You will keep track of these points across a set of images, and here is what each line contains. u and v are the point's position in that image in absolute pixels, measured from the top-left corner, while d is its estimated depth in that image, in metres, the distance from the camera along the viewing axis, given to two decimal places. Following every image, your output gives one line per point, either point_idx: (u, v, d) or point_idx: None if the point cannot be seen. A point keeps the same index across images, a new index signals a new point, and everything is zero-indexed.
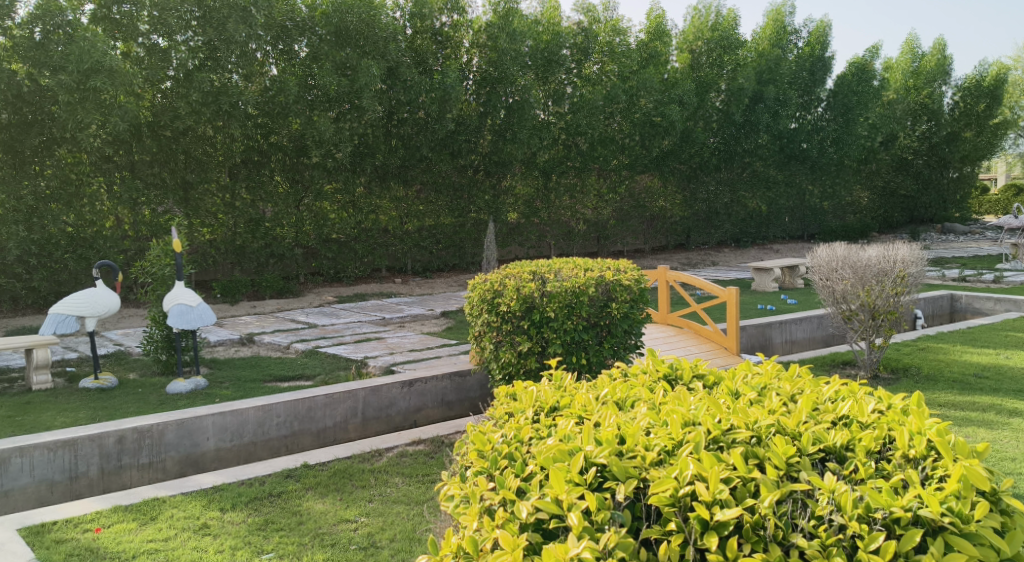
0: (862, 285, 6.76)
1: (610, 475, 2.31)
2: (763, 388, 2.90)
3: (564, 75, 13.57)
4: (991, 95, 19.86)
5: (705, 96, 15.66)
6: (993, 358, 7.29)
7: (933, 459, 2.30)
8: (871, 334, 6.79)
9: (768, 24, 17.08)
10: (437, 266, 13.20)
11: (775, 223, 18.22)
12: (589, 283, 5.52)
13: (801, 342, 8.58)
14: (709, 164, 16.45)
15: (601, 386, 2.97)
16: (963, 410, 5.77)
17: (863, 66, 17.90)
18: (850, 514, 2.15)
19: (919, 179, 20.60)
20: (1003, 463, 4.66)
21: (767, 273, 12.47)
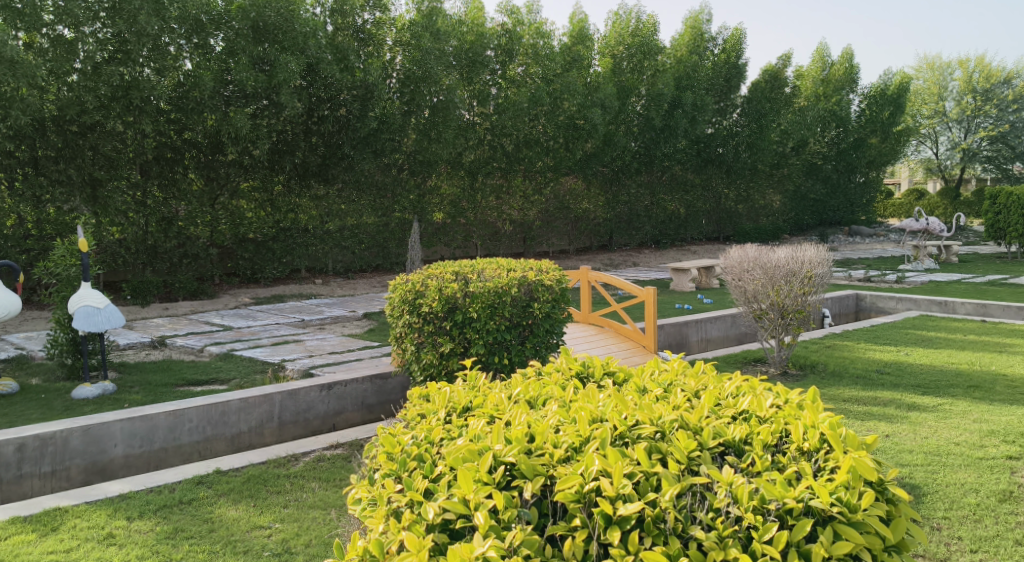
0: (773, 285, 7.00)
1: (518, 473, 2.34)
2: (669, 384, 2.98)
3: (489, 76, 13.66)
4: (894, 103, 21.26)
5: (626, 101, 15.97)
6: (894, 355, 7.65)
7: (825, 451, 2.40)
8: (780, 332, 7.06)
9: (686, 31, 17.48)
10: (359, 267, 13.06)
11: (693, 225, 18.67)
12: (511, 283, 5.57)
13: (715, 340, 8.82)
14: (630, 168, 16.68)
15: (513, 385, 2.99)
16: (866, 406, 6.03)
17: (775, 73, 18.52)
18: (746, 506, 2.22)
19: (828, 184, 21.41)
20: (901, 456, 4.90)
21: (685, 273, 12.79)
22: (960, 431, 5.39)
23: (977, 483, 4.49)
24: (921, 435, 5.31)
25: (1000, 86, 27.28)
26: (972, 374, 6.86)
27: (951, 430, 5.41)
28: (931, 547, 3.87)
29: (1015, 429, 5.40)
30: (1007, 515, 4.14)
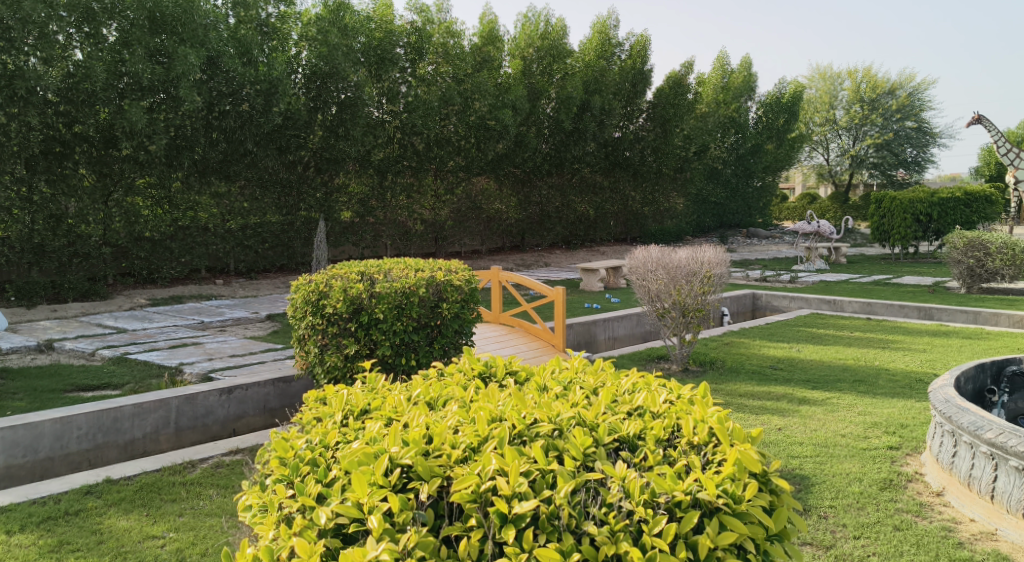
0: (674, 284, 7.20)
1: (415, 475, 2.34)
2: (569, 382, 3.03)
3: (398, 74, 13.53)
4: (789, 111, 22.00)
5: (536, 103, 16.08)
6: (787, 351, 8.00)
7: (713, 445, 2.49)
8: (681, 330, 7.25)
9: (594, 36, 17.81)
10: (263, 267, 12.76)
11: (601, 227, 19.02)
12: (419, 283, 5.54)
13: (622, 338, 9.02)
14: (541, 170, 16.86)
15: (413, 386, 2.98)
16: (760, 400, 6.28)
17: (678, 80, 18.74)
18: (637, 499, 2.29)
19: (728, 188, 22.20)
20: (791, 448, 5.12)
21: (593, 273, 13.02)
22: (846, 423, 5.67)
23: (860, 472, 4.74)
24: (810, 428, 5.57)
25: (884, 96, 28.68)
26: (857, 369, 7.23)
27: (838, 422, 5.68)
28: (817, 533, 4.06)
29: (896, 420, 5.71)
30: (887, 502, 4.38)
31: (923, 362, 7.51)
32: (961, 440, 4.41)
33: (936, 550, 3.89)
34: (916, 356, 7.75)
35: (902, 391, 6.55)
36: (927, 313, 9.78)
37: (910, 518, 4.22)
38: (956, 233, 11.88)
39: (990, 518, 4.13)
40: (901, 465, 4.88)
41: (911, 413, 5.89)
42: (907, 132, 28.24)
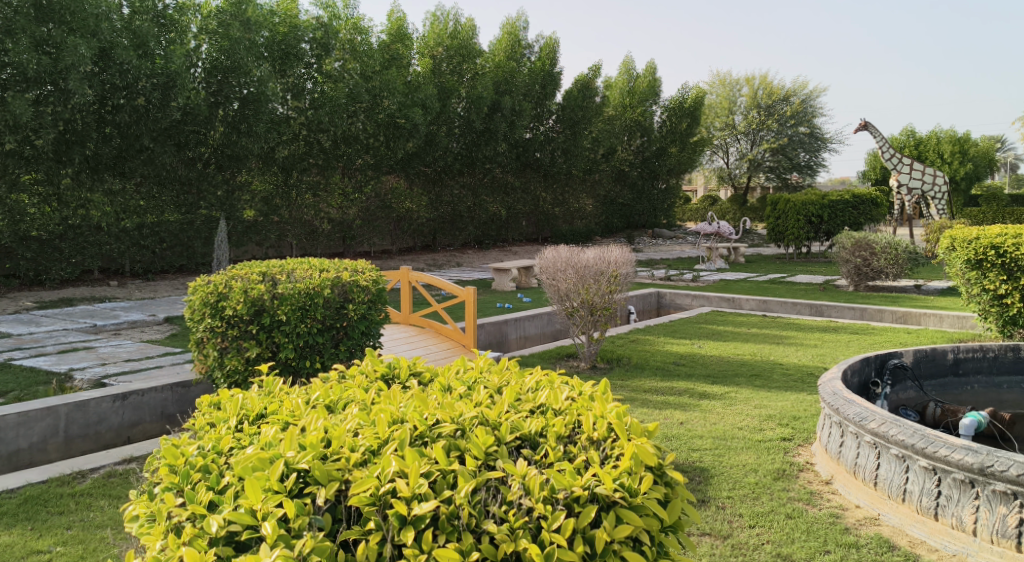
0: (583, 284, 7.31)
1: (312, 479, 2.31)
2: (473, 382, 3.04)
3: (304, 69, 13.26)
4: (692, 115, 22.50)
5: (447, 102, 16.04)
6: (689, 347, 8.24)
7: (612, 440, 2.55)
8: (589, 328, 7.37)
9: (503, 36, 17.90)
10: (160, 268, 12.30)
11: (511, 227, 19.12)
12: (324, 284, 5.45)
13: (533, 337, 9.10)
14: (452, 169, 16.82)
15: (312, 389, 2.94)
16: (664, 395, 6.44)
17: (586, 83, 19.11)
18: (536, 496, 2.32)
19: (634, 190, 22.69)
20: (692, 442, 5.28)
21: (505, 273, 13.07)
22: (744, 416, 5.89)
23: (756, 464, 4.92)
24: (710, 421, 5.76)
25: (780, 103, 29.83)
26: (754, 364, 7.52)
27: (736, 415, 5.89)
28: (715, 524, 4.19)
29: (789, 413, 5.96)
30: (780, 491, 4.56)
31: (814, 356, 7.87)
32: (848, 430, 4.63)
33: (825, 536, 4.07)
34: (808, 351, 8.11)
35: (795, 384, 6.83)
36: (819, 310, 10.25)
37: (801, 506, 4.40)
38: (845, 234, 12.51)
39: (873, 504, 4.33)
40: (794, 456, 5.09)
41: (803, 406, 6.16)
42: (800, 137, 29.48)
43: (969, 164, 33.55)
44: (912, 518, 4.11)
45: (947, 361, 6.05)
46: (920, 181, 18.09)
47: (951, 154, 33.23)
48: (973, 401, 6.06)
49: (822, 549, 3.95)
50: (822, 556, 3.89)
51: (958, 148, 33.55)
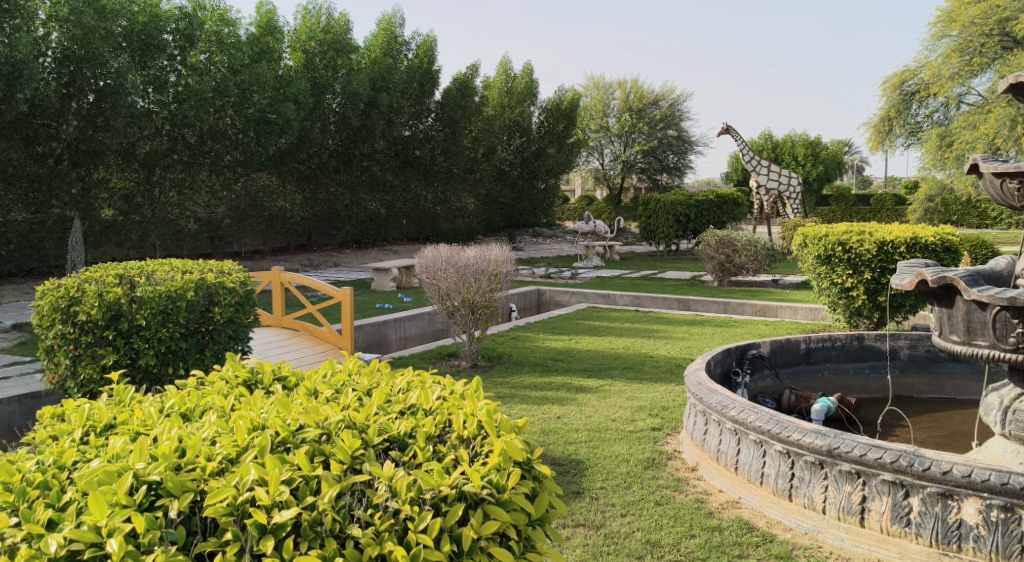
0: (464, 282, 7.30)
1: (164, 491, 2.23)
2: (341, 385, 2.99)
3: (166, 62, 12.69)
4: (568, 117, 23.02)
5: (320, 97, 15.69)
6: (567, 343, 8.41)
7: (482, 437, 2.57)
8: (470, 327, 7.39)
9: (379, 33, 17.74)
10: (7, 271, 11.48)
11: (391, 226, 18.91)
12: (187, 286, 5.21)
13: (413, 338, 9.04)
14: (327, 166, 16.47)
15: (167, 396, 2.82)
16: (542, 390, 6.54)
17: (465, 82, 19.19)
18: (403, 498, 2.31)
19: (514, 189, 22.92)
20: (568, 435, 5.40)
21: (384, 273, 12.92)
22: (617, 408, 6.06)
23: (628, 454, 5.08)
24: (586, 414, 5.90)
25: (650, 107, 30.84)
26: (627, 358, 7.75)
27: (610, 407, 6.06)
28: (589, 514, 4.30)
29: (659, 403, 6.18)
30: (650, 479, 4.72)
31: (682, 349, 8.19)
32: (712, 418, 4.84)
33: (691, 521, 4.23)
34: (678, 343, 8.44)
35: (665, 376, 7.09)
36: (687, 305, 10.67)
37: (669, 493, 4.57)
38: (710, 232, 13.00)
39: (734, 488, 4.54)
40: (663, 445, 5.29)
41: (673, 397, 6.39)
42: (669, 140, 30.64)
43: (821, 165, 35.78)
44: (769, 500, 4.33)
45: (800, 351, 6.42)
46: (776, 182, 19.13)
47: (805, 156, 35.39)
48: (824, 387, 6.46)
49: (688, 534, 4.10)
50: (688, 540, 4.05)
51: (810, 151, 35.79)
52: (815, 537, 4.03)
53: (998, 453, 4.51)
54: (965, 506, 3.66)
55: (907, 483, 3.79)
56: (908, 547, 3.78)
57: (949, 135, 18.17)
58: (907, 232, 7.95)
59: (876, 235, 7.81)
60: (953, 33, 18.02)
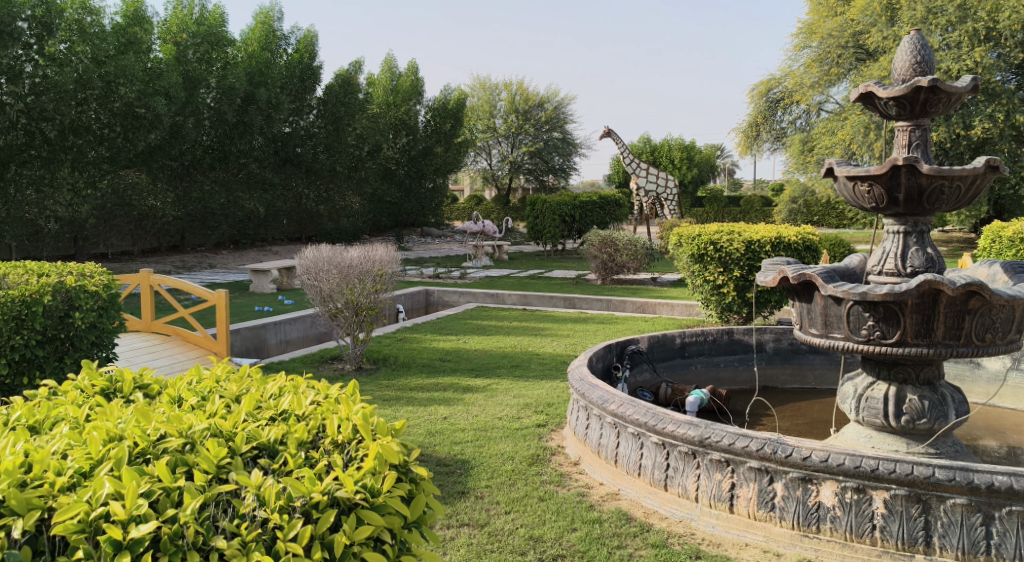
0: (347, 283, 7.18)
1: (8, 510, 2.10)
2: (208, 392, 2.88)
3: (22, 51, 11.88)
4: (455, 117, 22.95)
5: (194, 92, 14.88)
6: (454, 343, 8.40)
7: (357, 442, 2.54)
8: (354, 329, 7.26)
9: (257, 26, 17.11)
10: None
11: (272, 226, 18.40)
12: (44, 290, 4.88)
13: (294, 341, 8.84)
14: (201, 164, 15.82)
15: (13, 408, 2.66)
16: (429, 391, 6.52)
17: (347, 78, 18.91)
18: (271, 507, 2.25)
19: (400, 188, 22.69)
20: (454, 435, 5.40)
21: (264, 275, 12.55)
22: (503, 406, 6.11)
23: (513, 451, 5.13)
24: (472, 414, 5.91)
25: (535, 109, 31.26)
26: (514, 356, 7.82)
27: (496, 406, 6.10)
28: (473, 514, 4.31)
29: (544, 400, 6.27)
30: (534, 475, 4.78)
31: (567, 346, 8.34)
32: (593, 413, 4.95)
33: (572, 515, 4.31)
34: (563, 341, 8.59)
35: (550, 373, 7.19)
36: (572, 302, 10.88)
37: (552, 488, 4.64)
38: (593, 232, 13.29)
39: (614, 480, 4.66)
40: (547, 441, 5.36)
41: (557, 393, 6.49)
42: (555, 142, 31.13)
43: (695, 168, 37.24)
44: (646, 490, 4.46)
45: (675, 345, 6.65)
46: (655, 184, 19.76)
47: (681, 159, 36.78)
48: (697, 380, 6.73)
49: (570, 528, 4.18)
50: (570, 534, 4.12)
51: (686, 155, 37.19)
52: (689, 525, 4.19)
53: (854, 439, 4.81)
54: (823, 489, 3.87)
55: (771, 469, 3.98)
56: (773, 530, 3.97)
57: (811, 140, 19.28)
58: (773, 231, 8.38)
59: (744, 234, 8.21)
60: (813, 44, 19.14)
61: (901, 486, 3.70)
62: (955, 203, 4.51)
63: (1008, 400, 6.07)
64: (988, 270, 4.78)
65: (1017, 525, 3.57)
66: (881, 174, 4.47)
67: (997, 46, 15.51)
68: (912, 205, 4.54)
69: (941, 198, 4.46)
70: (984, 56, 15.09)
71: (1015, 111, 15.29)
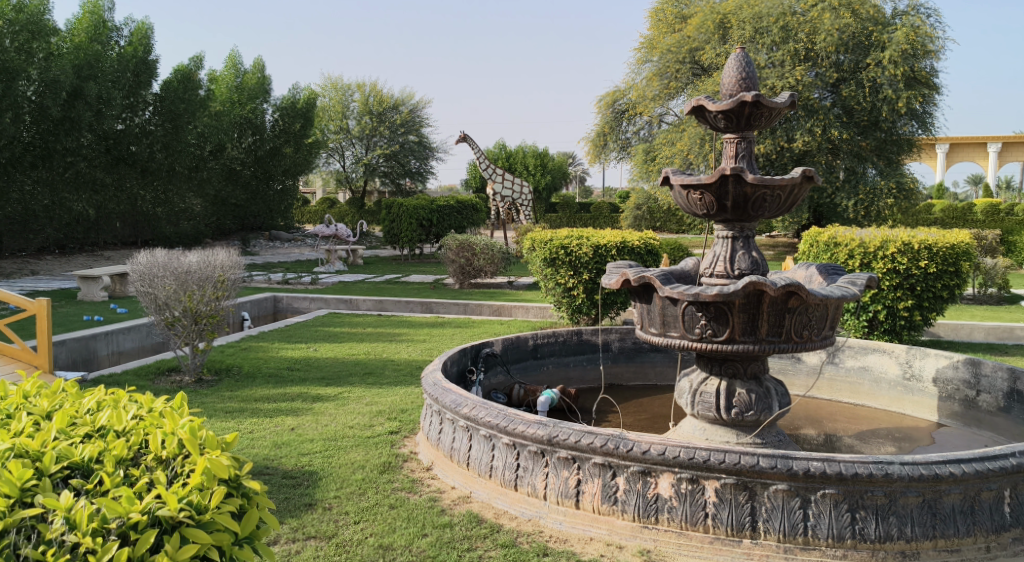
0: (184, 290, 6.80)
1: None
2: (14, 409, 2.67)
3: None
4: (304, 117, 22.36)
5: (13, 84, 13.56)
6: (303, 351, 8.16)
7: (182, 457, 2.43)
8: (193, 338, 6.91)
9: (85, 16, 16.18)
10: None
11: (104, 230, 17.48)
12: None
13: (128, 352, 8.32)
14: (21, 161, 14.47)
15: None
16: (277, 402, 6.31)
17: (188, 74, 18.02)
18: (83, 530, 2.16)
19: (247, 190, 21.80)
20: (302, 446, 5.25)
21: (94, 282, 11.70)
22: (355, 415, 5.99)
23: (364, 460, 5.05)
24: (322, 423, 5.77)
25: (390, 111, 31.00)
26: (366, 363, 7.70)
27: (347, 415, 5.98)
28: (320, 525, 4.21)
29: (397, 407, 6.21)
30: (385, 483, 4.73)
31: (422, 351, 8.29)
32: (445, 417, 4.95)
33: (423, 520, 4.28)
34: (417, 346, 8.54)
35: (403, 380, 7.13)
36: (427, 307, 10.85)
37: (403, 495, 4.59)
38: (450, 236, 13.32)
39: (466, 483, 4.67)
40: (400, 447, 5.31)
41: (410, 399, 6.45)
42: (411, 145, 31.00)
43: (549, 175, 38.13)
44: (496, 491, 4.51)
45: (528, 347, 6.74)
46: (511, 190, 20.02)
47: (535, 166, 37.54)
48: (548, 379, 6.86)
49: (420, 534, 4.15)
50: (420, 539, 4.09)
51: (540, 162, 38.03)
52: (537, 523, 4.26)
53: (690, 432, 5.06)
54: (661, 481, 4.04)
55: (614, 464, 4.12)
56: (615, 523, 4.11)
57: (653, 150, 20.21)
58: (618, 236, 8.68)
59: (593, 238, 8.47)
60: (654, 59, 20.03)
61: (730, 476, 3.93)
62: (776, 210, 4.84)
63: (824, 391, 6.60)
64: (807, 271, 5.15)
65: (830, 507, 3.85)
66: (711, 183, 4.72)
67: (815, 66, 16.81)
68: (738, 212, 4.84)
69: (764, 206, 4.78)
70: (804, 74, 16.38)
71: (830, 126, 16.65)
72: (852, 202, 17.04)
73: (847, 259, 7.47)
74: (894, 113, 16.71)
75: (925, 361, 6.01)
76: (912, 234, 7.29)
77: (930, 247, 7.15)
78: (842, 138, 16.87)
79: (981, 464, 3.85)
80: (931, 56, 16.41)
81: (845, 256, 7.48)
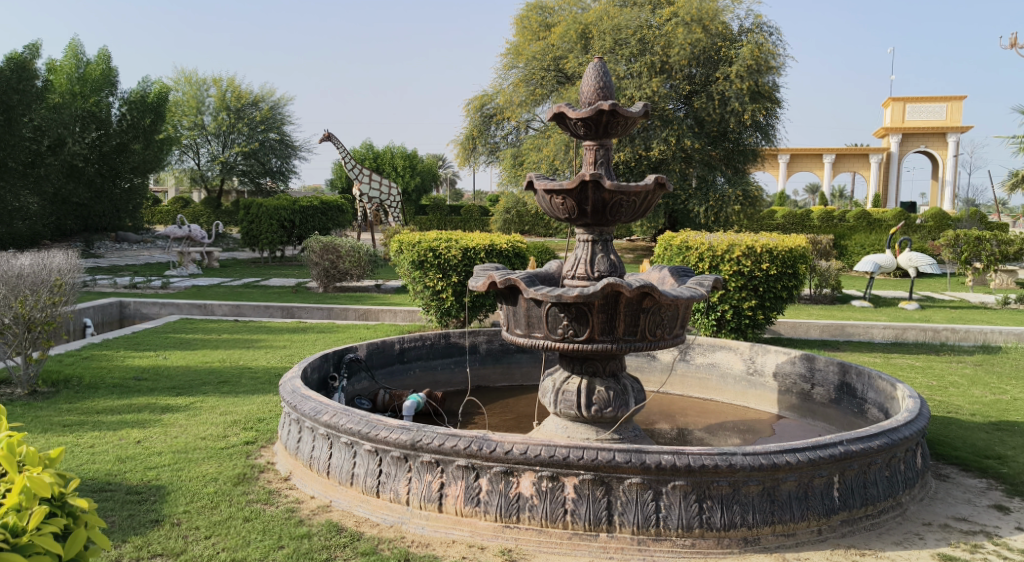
0: (15, 295, 6.26)
1: None
2: None
3: None
4: (156, 112, 21.03)
5: None
6: (152, 359, 7.74)
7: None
8: (26, 347, 6.39)
9: None
10: None
11: None
12: None
13: None
14: None
15: None
16: (121, 414, 5.93)
17: (21, 63, 16.45)
18: None
19: (92, 188, 20.52)
20: (150, 459, 4.96)
21: None
22: (207, 425, 5.73)
23: (217, 472, 4.83)
24: (171, 435, 5.48)
25: (248, 107, 29.99)
26: (221, 371, 7.38)
27: (199, 425, 5.71)
28: (168, 542, 4.00)
29: (253, 416, 5.99)
30: (239, 495, 4.54)
31: (281, 358, 8.02)
32: (304, 425, 4.81)
33: (280, 532, 4.14)
34: (276, 352, 8.26)
35: (260, 388, 6.88)
36: (288, 311, 10.53)
37: (259, 507, 4.43)
38: (314, 238, 12.97)
39: (326, 492, 4.55)
40: (256, 458, 5.12)
41: (267, 408, 6.23)
42: (271, 143, 29.89)
43: (416, 177, 38.01)
44: (358, 499, 4.42)
45: (393, 351, 6.66)
46: (378, 191, 19.70)
47: (401, 167, 37.25)
48: (415, 383, 6.80)
49: (276, 546, 4.01)
50: (275, 552, 3.95)
51: (407, 163, 37.90)
52: (399, 528, 4.21)
53: (552, 430, 5.14)
54: (522, 480, 4.08)
55: (477, 466, 4.14)
56: (477, 525, 4.12)
57: (520, 155, 20.46)
58: (485, 238, 8.71)
59: (462, 241, 8.48)
60: (518, 65, 20.33)
61: (587, 472, 4.02)
62: (632, 215, 5.00)
63: (677, 387, 6.88)
64: (660, 274, 5.34)
65: (679, 498, 4.01)
66: (571, 189, 4.82)
67: (670, 78, 17.57)
68: (597, 217, 4.96)
69: (620, 210, 4.93)
70: (659, 86, 17.11)
71: (683, 136, 17.38)
72: (703, 208, 17.92)
73: (697, 262, 7.83)
74: (740, 124, 17.69)
75: (767, 357, 6.37)
76: (755, 238, 7.74)
77: (771, 250, 7.61)
78: (694, 147, 17.65)
79: (814, 452, 4.10)
80: (774, 72, 17.47)
81: (695, 259, 7.84)
